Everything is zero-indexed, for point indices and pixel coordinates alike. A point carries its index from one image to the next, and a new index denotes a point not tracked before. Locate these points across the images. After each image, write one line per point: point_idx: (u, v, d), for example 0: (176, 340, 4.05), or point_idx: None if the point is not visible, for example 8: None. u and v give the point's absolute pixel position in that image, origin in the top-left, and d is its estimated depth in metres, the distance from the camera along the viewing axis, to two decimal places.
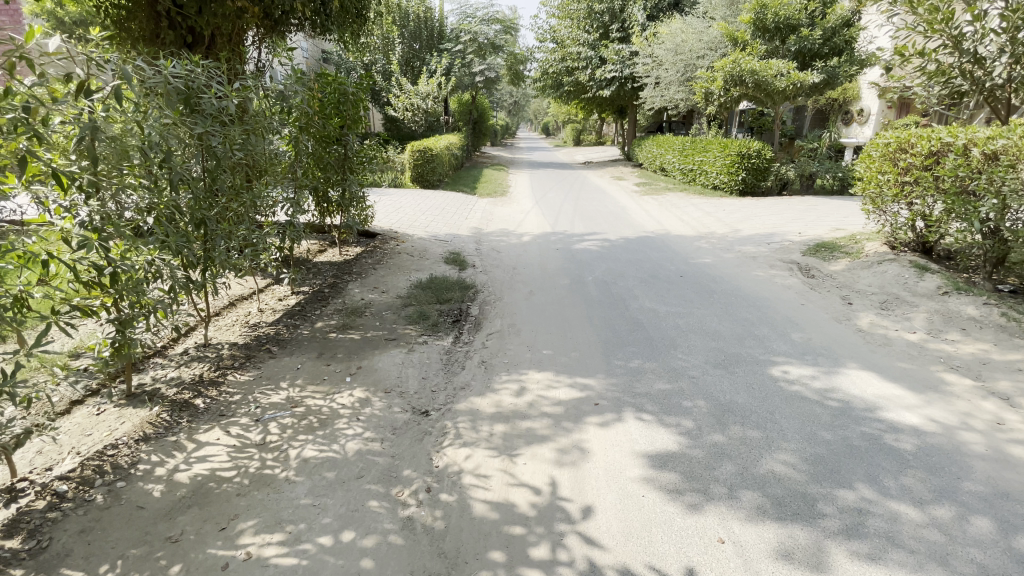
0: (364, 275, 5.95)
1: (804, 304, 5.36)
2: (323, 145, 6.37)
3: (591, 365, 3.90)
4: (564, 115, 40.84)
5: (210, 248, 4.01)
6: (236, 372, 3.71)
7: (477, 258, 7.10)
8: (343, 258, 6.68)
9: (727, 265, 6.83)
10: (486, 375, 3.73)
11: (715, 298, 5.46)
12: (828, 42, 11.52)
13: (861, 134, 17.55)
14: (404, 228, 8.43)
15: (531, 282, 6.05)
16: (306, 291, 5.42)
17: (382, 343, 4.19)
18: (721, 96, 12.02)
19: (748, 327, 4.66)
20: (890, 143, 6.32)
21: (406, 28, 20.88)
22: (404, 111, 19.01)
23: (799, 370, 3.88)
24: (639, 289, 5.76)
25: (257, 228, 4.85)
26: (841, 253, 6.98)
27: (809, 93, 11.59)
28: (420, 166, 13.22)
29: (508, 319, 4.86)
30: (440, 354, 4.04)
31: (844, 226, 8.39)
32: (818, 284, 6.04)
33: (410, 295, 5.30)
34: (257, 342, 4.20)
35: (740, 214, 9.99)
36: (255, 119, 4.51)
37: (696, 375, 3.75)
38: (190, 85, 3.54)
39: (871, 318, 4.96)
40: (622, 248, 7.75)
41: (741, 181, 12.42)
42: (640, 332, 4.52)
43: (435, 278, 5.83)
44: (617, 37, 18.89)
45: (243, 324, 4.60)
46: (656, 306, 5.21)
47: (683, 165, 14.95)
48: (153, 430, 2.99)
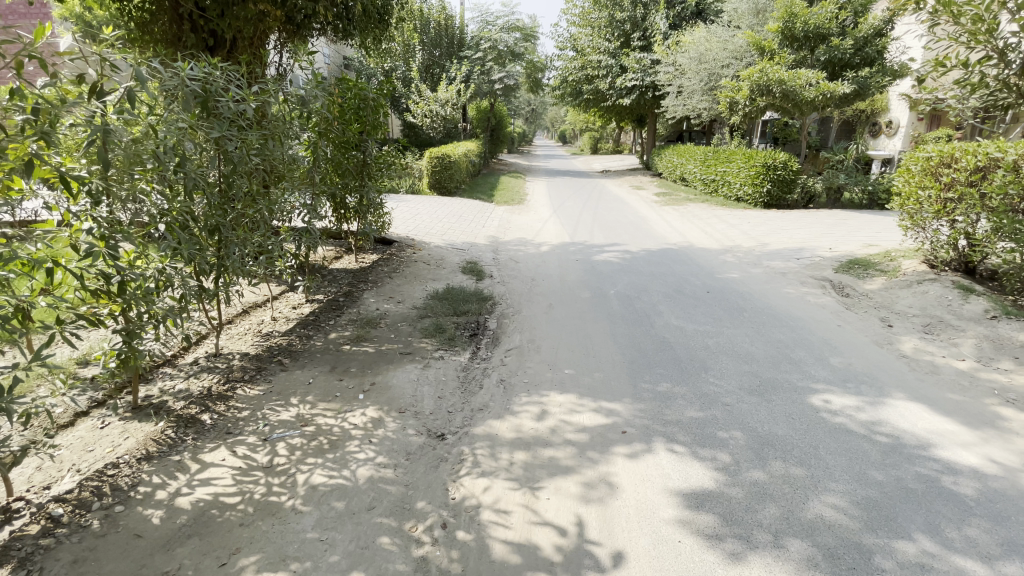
0: (380, 284, 5.80)
1: (841, 326, 5.06)
2: (342, 151, 6.27)
3: (617, 387, 3.67)
4: (582, 124, 40.74)
5: (225, 256, 3.89)
6: (246, 385, 3.56)
7: (495, 268, 6.92)
8: (359, 265, 6.56)
9: (755, 282, 6.55)
10: (506, 396, 3.53)
11: (745, 317, 5.19)
12: (859, 52, 11.16)
13: (889, 147, 17.09)
14: (421, 235, 8.30)
15: (551, 294, 5.84)
16: (320, 300, 5.29)
17: (398, 358, 4.01)
18: (746, 106, 11.74)
19: (783, 350, 4.39)
20: (932, 157, 5.99)
21: (426, 35, 20.99)
22: (422, 117, 19.03)
23: (841, 400, 3.60)
24: (665, 305, 5.52)
25: (272, 235, 4.73)
26: (876, 271, 6.66)
27: (839, 104, 11.27)
28: (438, 172, 13.13)
29: (528, 334, 4.65)
30: (457, 371, 3.85)
31: (878, 243, 8.03)
32: (854, 303, 5.74)
33: (427, 306, 5.14)
34: (269, 354, 4.05)
35: (766, 227, 9.68)
36: (272, 123, 4.38)
37: (730, 403, 3.51)
38: (207, 86, 3.42)
39: (914, 342, 4.65)
40: (644, 260, 7.51)
41: (766, 193, 12.10)
42: (668, 352, 4.28)
43: (452, 289, 5.66)
44: (638, 46, 18.71)
45: (255, 333, 4.47)
46: (684, 324, 4.96)
47: (705, 175, 14.65)
48: (156, 447, 2.85)
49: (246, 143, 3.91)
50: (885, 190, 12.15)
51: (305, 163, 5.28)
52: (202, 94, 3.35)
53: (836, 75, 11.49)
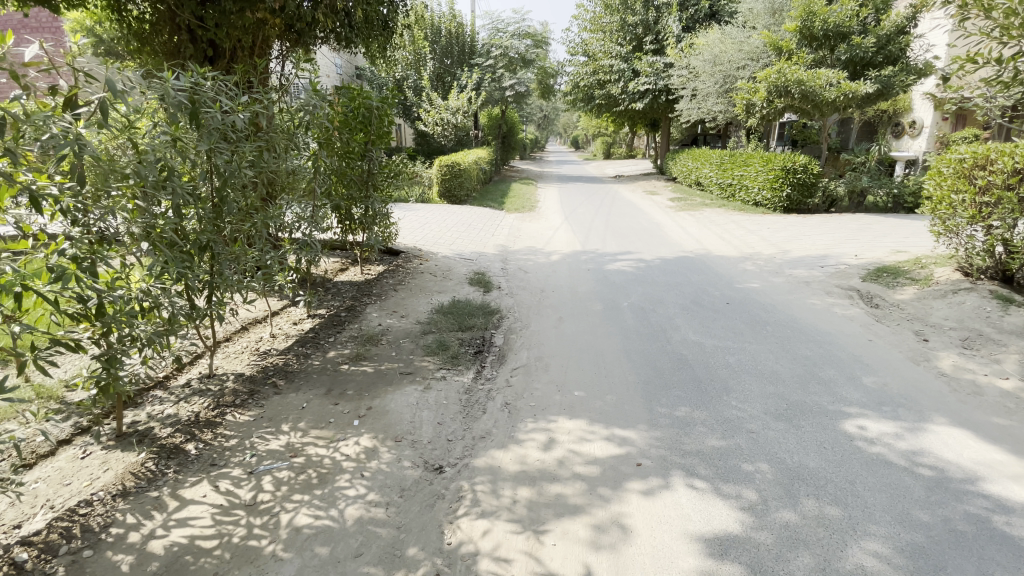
0: (384, 297, 5.62)
1: (872, 340, 4.71)
2: (346, 161, 6.13)
3: (631, 412, 3.41)
4: (594, 130, 40.45)
5: (217, 273, 3.75)
6: (236, 410, 3.39)
7: (503, 279, 6.70)
8: (364, 277, 6.40)
9: (777, 292, 6.21)
10: (511, 422, 3.29)
11: (767, 331, 4.88)
12: (882, 51, 10.74)
13: (913, 147, 16.49)
14: (429, 245, 8.13)
15: (562, 307, 5.59)
16: (322, 315, 5.11)
17: (397, 378, 3.80)
18: (763, 108, 11.38)
19: (811, 369, 4.08)
20: (966, 159, 5.61)
21: (437, 44, 21.02)
22: (434, 126, 18.97)
23: (878, 426, 3.29)
24: (682, 318, 5.23)
25: (270, 249, 4.57)
26: (906, 279, 6.28)
27: (861, 104, 10.87)
28: (448, 180, 13.00)
29: (536, 351, 4.41)
30: (460, 393, 3.62)
31: (906, 249, 7.62)
32: (884, 315, 5.38)
33: (431, 321, 4.93)
34: (263, 374, 3.88)
35: (787, 233, 9.30)
36: (266, 135, 4.24)
37: (754, 430, 3.22)
38: (194, 97, 3.31)
39: (954, 358, 4.27)
40: (659, 269, 7.21)
41: (785, 197, 11.69)
42: (686, 372, 4.00)
43: (457, 302, 5.44)
44: (650, 49, 18.43)
45: (252, 351, 4.30)
46: (702, 339, 4.67)
47: (721, 180, 14.27)
48: (135, 482, 2.68)
49: (237, 155, 3.79)
50: (911, 192, 11.66)
51: (306, 174, 5.13)
52: (191, 104, 3.23)
53: (858, 74, 11.07)
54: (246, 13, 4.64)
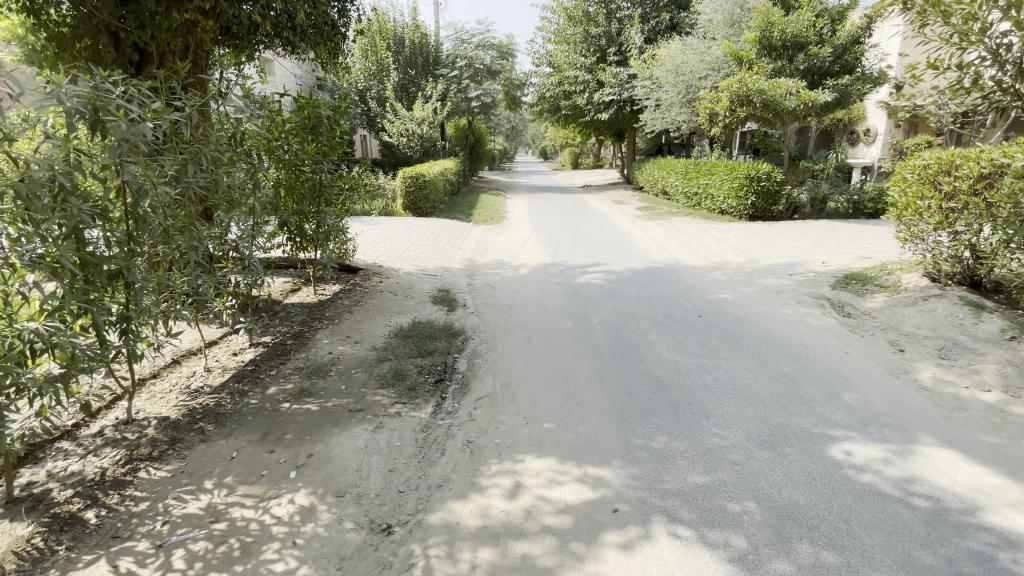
0: (337, 320, 5.18)
1: (848, 353, 4.57)
2: (293, 173, 5.68)
3: (606, 446, 3.10)
4: (562, 141, 40.69)
5: (132, 303, 3.22)
6: (153, 465, 2.92)
7: (469, 296, 6.35)
8: (317, 299, 5.93)
9: (749, 302, 6.07)
10: (472, 464, 2.92)
11: (743, 346, 4.68)
12: (838, 60, 10.97)
13: (868, 152, 17.07)
14: (390, 261, 7.70)
15: (530, 326, 5.27)
16: (266, 343, 4.64)
17: (345, 417, 3.39)
18: (726, 117, 11.48)
19: (789, 387, 3.88)
20: (932, 165, 5.64)
21: (401, 54, 20.67)
22: (398, 137, 18.51)
23: (865, 451, 3.10)
24: (655, 334, 4.98)
25: (202, 272, 4.10)
26: (875, 287, 6.25)
27: (820, 113, 11.05)
28: (412, 193, 12.57)
29: (502, 377, 4.06)
30: (415, 432, 3.24)
31: (871, 255, 7.66)
32: (858, 325, 5.27)
33: (387, 346, 4.52)
34: (190, 418, 3.40)
35: (755, 241, 9.28)
36: (188, 147, 3.82)
37: (738, 461, 2.96)
38: (96, 104, 2.90)
39: (932, 370, 4.18)
40: (629, 281, 6.99)
41: (751, 205, 11.77)
42: (662, 395, 3.73)
43: (417, 324, 5.05)
44: (614, 60, 18.57)
45: (182, 390, 3.82)
46: (677, 357, 4.42)
47: (687, 188, 14.33)
48: (14, 565, 2.20)
49: (151, 169, 3.37)
50: (870, 198, 11.93)
51: (243, 189, 4.68)
52: (92, 110, 2.83)
53: (816, 83, 11.30)
54: (172, 14, 4.22)
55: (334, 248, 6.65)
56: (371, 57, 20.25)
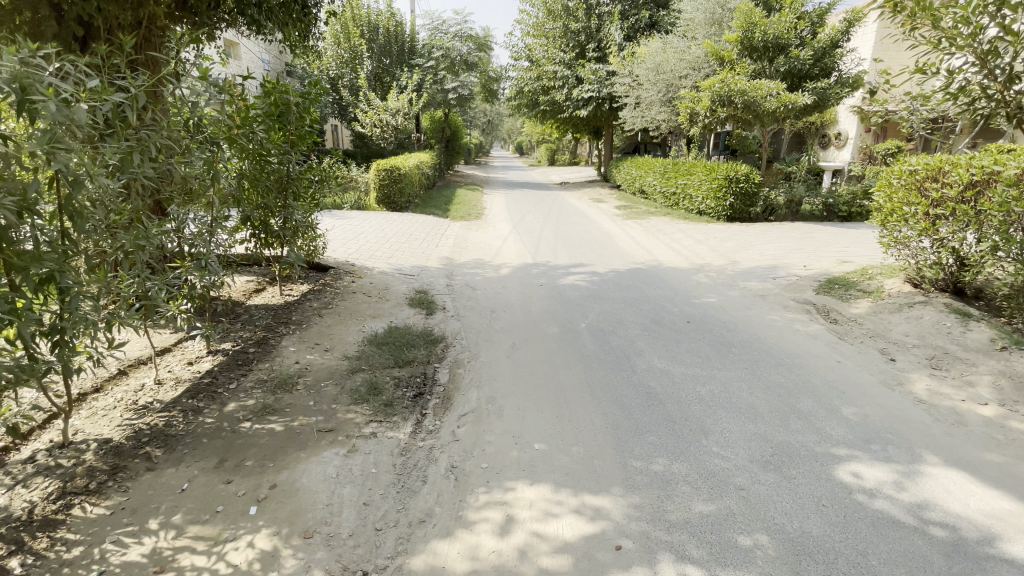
0: (305, 325, 4.79)
1: (840, 362, 4.45)
2: (258, 164, 5.23)
3: (603, 470, 2.86)
4: (538, 137, 40.39)
5: (68, 311, 2.73)
6: (88, 499, 2.51)
7: (448, 297, 6.02)
8: (283, 301, 5.50)
9: (735, 307, 5.94)
10: (457, 495, 2.64)
11: (735, 354, 4.52)
12: (818, 64, 11.06)
13: (837, 157, 17.45)
14: (364, 259, 7.29)
15: (514, 331, 4.99)
16: (225, 351, 4.22)
17: (314, 439, 3.05)
18: (706, 117, 11.43)
19: (787, 401, 3.72)
20: (919, 171, 5.62)
21: (375, 42, 19.98)
22: (372, 128, 17.88)
23: (871, 472, 2.97)
24: (645, 340, 4.77)
25: (152, 274, 3.66)
26: (858, 292, 6.22)
27: (799, 115, 11.10)
28: (386, 186, 12.07)
29: (486, 389, 3.78)
30: (393, 457, 2.93)
31: (850, 259, 7.69)
32: (846, 332, 5.18)
33: (361, 355, 4.18)
34: (135, 442, 2.99)
35: (735, 243, 9.23)
36: (132, 133, 3.32)
37: (744, 486, 2.77)
38: (20, 79, 2.36)
39: (926, 382, 4.10)
40: (614, 284, 6.79)
41: (729, 206, 11.76)
42: (658, 410, 3.51)
43: (394, 329, 4.71)
44: (593, 57, 18.41)
45: (127, 406, 3.39)
46: (669, 366, 4.22)
47: (665, 188, 14.29)
48: None
49: (88, 157, 2.88)
50: (845, 202, 12.11)
51: (200, 181, 4.22)
52: (14, 87, 2.28)
53: (796, 86, 11.38)
54: None
55: (303, 245, 6.20)
56: (344, 44, 19.53)
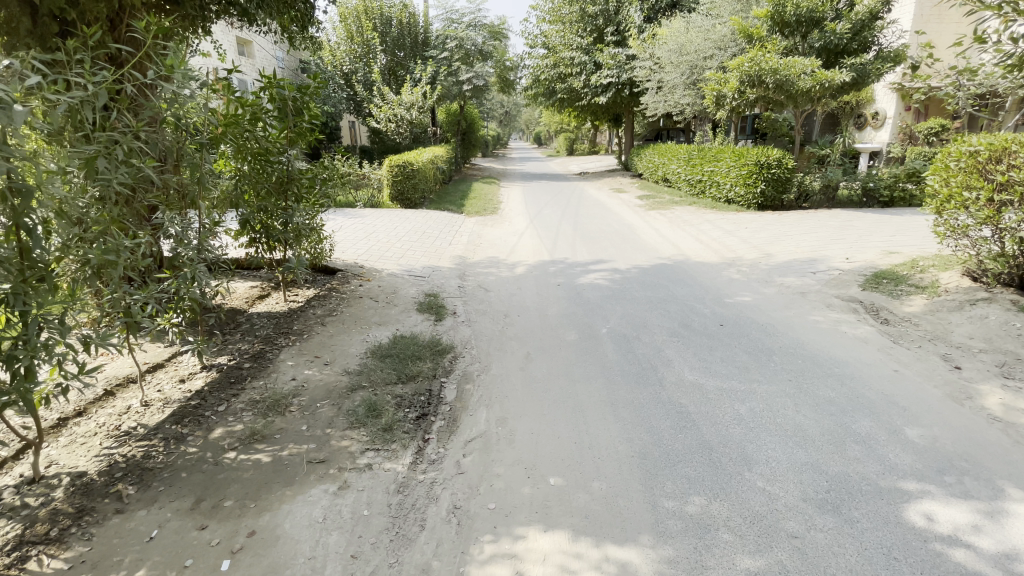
0: (305, 335, 4.50)
1: (896, 372, 3.93)
2: (256, 166, 5.02)
3: (630, 512, 2.47)
4: (557, 127, 39.56)
5: (27, 334, 2.47)
6: (48, 551, 2.26)
7: (459, 301, 5.67)
8: (286, 307, 5.24)
9: (772, 306, 5.42)
10: (459, 545, 2.29)
11: (776, 363, 4.05)
12: (856, 38, 10.22)
13: (874, 138, 16.43)
14: (373, 261, 6.99)
15: (529, 338, 4.60)
16: (220, 367, 3.97)
17: (302, 474, 2.74)
18: (734, 99, 10.78)
19: (840, 422, 3.26)
20: (981, 151, 4.97)
21: (388, 35, 19.66)
22: (386, 122, 17.54)
23: (947, 513, 2.50)
24: (673, 348, 4.32)
25: (133, 288, 3.41)
26: (909, 287, 5.63)
27: (836, 94, 10.33)
28: (400, 182, 11.77)
29: (498, 408, 3.41)
30: (388, 495, 2.60)
31: (898, 250, 7.04)
32: (900, 334, 4.63)
33: (362, 369, 3.85)
34: (110, 478, 2.74)
35: (768, 233, 8.61)
36: (96, 137, 3.02)
37: (798, 533, 2.34)
38: None
39: (1000, 396, 3.55)
40: (637, 282, 6.33)
41: (760, 194, 11.07)
42: (691, 434, 3.09)
43: (399, 339, 4.37)
44: (612, 41, 17.74)
45: (108, 434, 3.15)
46: (702, 379, 3.77)
47: (690, 176, 13.63)
48: None
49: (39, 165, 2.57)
50: (886, 186, 11.27)
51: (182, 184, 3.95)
52: None
53: (832, 63, 10.57)
54: None
55: (307, 248, 5.92)
56: (357, 38, 19.27)
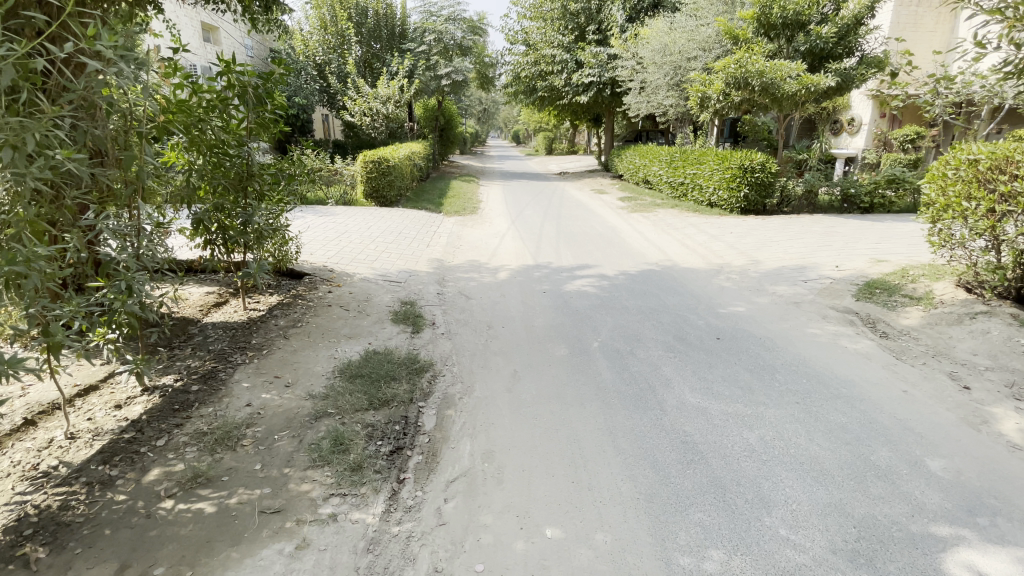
0: (265, 351, 4.02)
1: (906, 392, 3.72)
2: (213, 159, 4.53)
3: (641, 573, 2.13)
4: (536, 125, 39.22)
5: None
6: None
7: (438, 309, 5.25)
8: (245, 317, 4.73)
9: (768, 317, 5.18)
10: None
11: (781, 383, 3.78)
12: (842, 42, 10.15)
13: (851, 144, 16.66)
14: (344, 264, 6.49)
15: (515, 354, 4.22)
16: (164, 390, 3.46)
17: (252, 529, 2.30)
18: (719, 102, 10.63)
19: (857, 452, 3.00)
20: (983, 159, 4.83)
21: (364, 26, 18.97)
22: (361, 116, 16.86)
23: (990, 565, 2.24)
24: (671, 365, 4.02)
25: (57, 301, 2.85)
26: (904, 298, 5.47)
27: (820, 99, 10.26)
28: (374, 179, 11.22)
29: (484, 439, 3.03)
30: (355, 556, 2.18)
31: (886, 258, 6.93)
32: (902, 350, 4.44)
33: (328, 392, 3.41)
34: (15, 537, 2.25)
35: (754, 239, 8.44)
36: (4, 121, 2.31)
37: None
38: None
39: (1016, 420, 3.36)
40: (626, 289, 6.02)
41: (743, 198, 10.94)
42: (700, 470, 2.78)
43: (370, 355, 3.93)
44: (594, 39, 17.52)
45: (21, 476, 2.63)
46: (705, 402, 3.47)
47: (672, 178, 13.47)
48: None
49: None
50: (866, 192, 11.28)
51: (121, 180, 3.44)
52: None
53: (816, 67, 10.53)
54: None
55: (270, 250, 5.40)
56: (330, 28, 18.59)
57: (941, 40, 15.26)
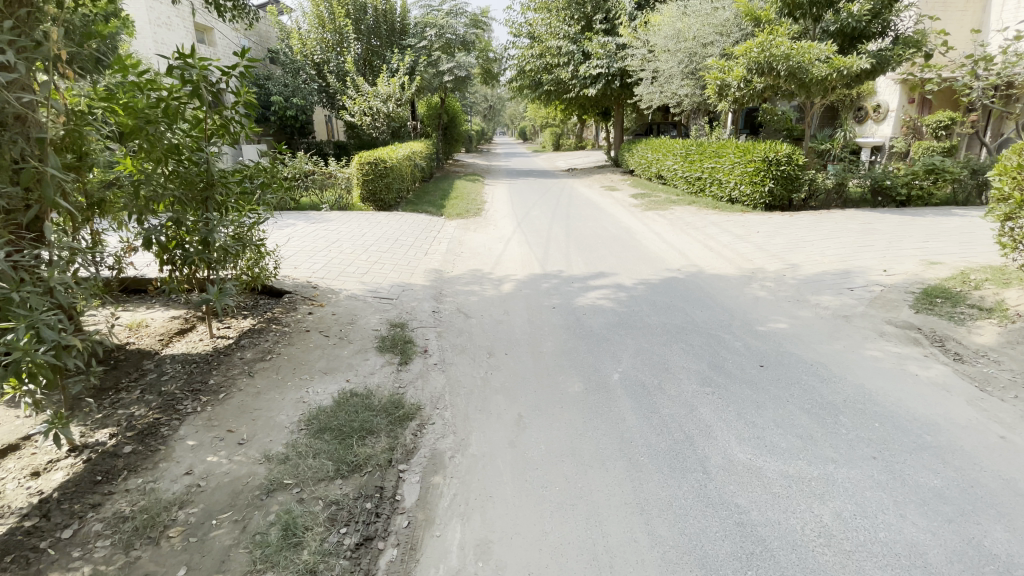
0: (222, 396, 3.37)
1: (1005, 439, 2.97)
2: (168, 169, 3.87)
3: None
4: (544, 120, 38.32)
5: None
6: None
7: (432, 332, 4.57)
8: (207, 348, 4.09)
9: (815, 336, 4.44)
10: None
11: (848, 428, 3.06)
12: (875, 20, 9.32)
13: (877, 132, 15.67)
14: (331, 280, 5.84)
15: (521, 391, 3.54)
16: (94, 450, 2.85)
17: None
18: (739, 89, 9.83)
19: (966, 536, 2.27)
20: None
21: (362, 22, 18.19)
22: (361, 115, 16.19)
23: None
24: (710, 405, 3.30)
25: None
26: (973, 309, 4.69)
27: (851, 84, 9.43)
28: (371, 181, 10.56)
29: (479, 522, 2.35)
30: None
31: (940, 259, 6.13)
32: (985, 377, 3.69)
33: (289, 454, 2.75)
34: None
35: (785, 238, 7.67)
36: None
37: None
38: None
39: None
40: (646, 302, 5.30)
41: (768, 193, 10.14)
42: (766, 571, 2.07)
43: (346, 399, 3.27)
44: (601, 29, 16.78)
45: None
46: (758, 460, 2.75)
47: (688, 173, 12.67)
48: None
49: None
50: (902, 183, 10.38)
51: (21, 196, 2.81)
52: None
53: (847, 48, 9.73)
54: None
55: (243, 267, 4.77)
56: (328, 26, 17.87)
57: (971, 21, 14.23)
